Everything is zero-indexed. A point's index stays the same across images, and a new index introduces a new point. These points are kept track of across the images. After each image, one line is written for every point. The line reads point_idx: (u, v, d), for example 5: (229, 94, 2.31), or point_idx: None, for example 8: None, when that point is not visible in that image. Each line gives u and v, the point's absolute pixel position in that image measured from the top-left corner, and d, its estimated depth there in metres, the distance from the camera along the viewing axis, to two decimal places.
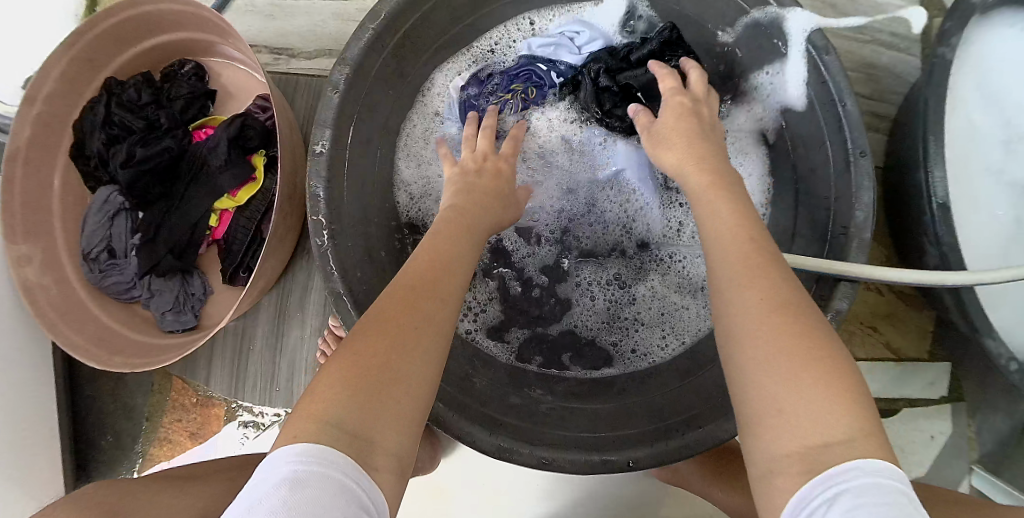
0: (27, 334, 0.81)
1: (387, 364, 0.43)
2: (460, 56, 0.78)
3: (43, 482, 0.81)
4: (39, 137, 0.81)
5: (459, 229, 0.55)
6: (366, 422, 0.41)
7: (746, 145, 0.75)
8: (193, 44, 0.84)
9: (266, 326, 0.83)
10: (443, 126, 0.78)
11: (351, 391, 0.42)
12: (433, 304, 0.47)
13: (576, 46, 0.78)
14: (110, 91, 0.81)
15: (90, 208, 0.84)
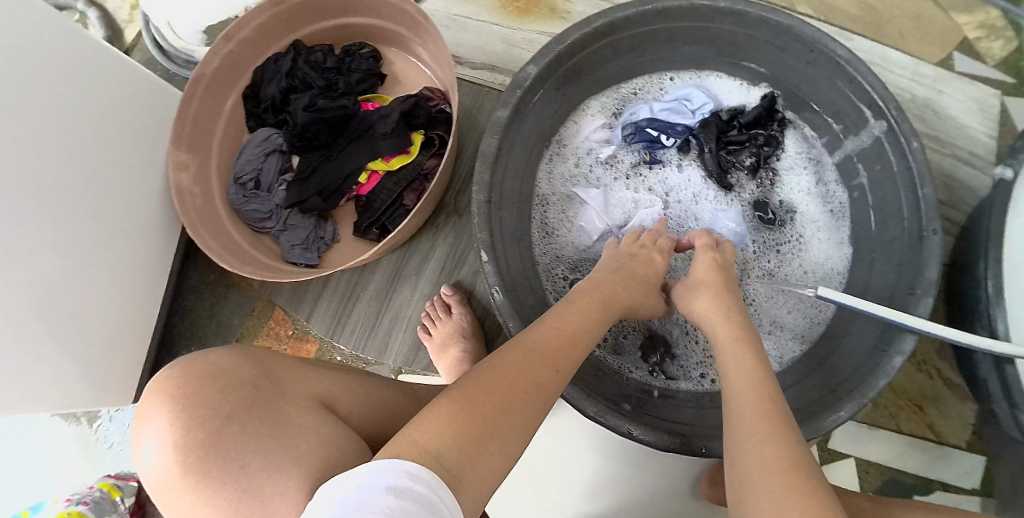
0: (154, 231, 0.91)
1: (496, 420, 0.48)
2: (611, 93, 0.90)
3: (120, 367, 0.88)
4: (223, 71, 0.94)
5: (595, 304, 0.64)
6: (462, 465, 0.44)
7: (837, 215, 0.86)
8: (377, 32, 0.97)
9: (379, 283, 0.93)
10: (585, 143, 0.90)
11: (457, 438, 0.45)
12: (550, 372, 0.54)
13: (690, 111, 0.89)
14: (298, 51, 0.95)
15: (249, 141, 0.96)
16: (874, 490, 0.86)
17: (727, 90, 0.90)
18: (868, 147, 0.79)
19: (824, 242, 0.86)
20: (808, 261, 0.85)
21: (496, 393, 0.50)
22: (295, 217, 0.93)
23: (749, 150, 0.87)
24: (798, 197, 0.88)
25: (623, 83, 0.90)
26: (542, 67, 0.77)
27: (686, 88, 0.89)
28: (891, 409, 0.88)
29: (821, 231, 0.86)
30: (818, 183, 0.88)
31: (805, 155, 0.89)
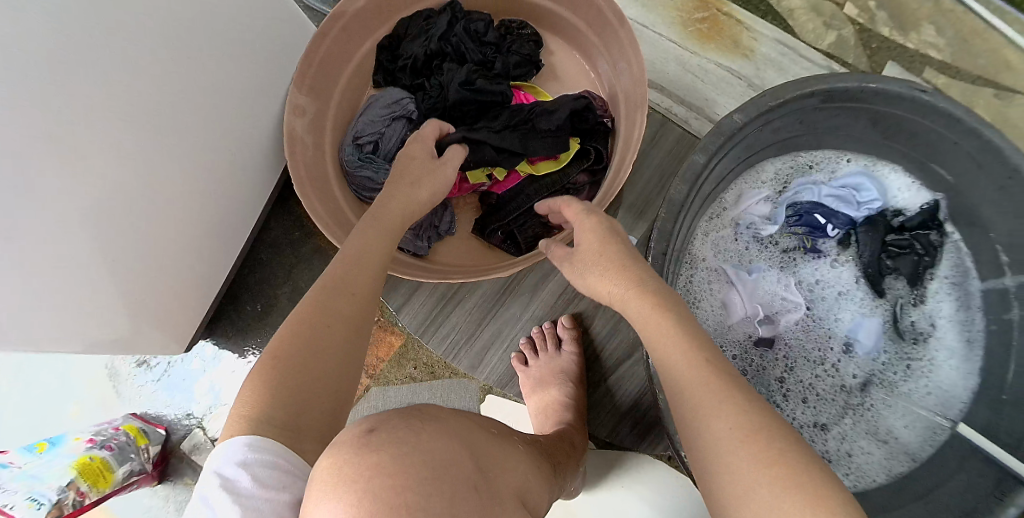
0: (244, 176, 0.84)
1: (303, 362, 0.52)
2: (782, 161, 0.82)
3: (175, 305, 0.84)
4: (365, 13, 0.80)
5: (397, 219, 0.63)
6: (293, 418, 0.50)
7: (975, 352, 0.76)
8: (545, 15, 0.86)
9: (487, 291, 0.82)
10: (750, 210, 0.82)
11: (279, 376, 0.51)
12: (346, 302, 0.56)
13: (857, 202, 0.82)
14: (455, 13, 0.82)
15: (376, 98, 0.83)
16: None
17: (902, 185, 0.80)
18: None
19: (954, 374, 0.76)
20: (931, 390, 0.77)
21: (309, 319, 0.54)
22: None
23: (905, 260, 0.79)
24: (943, 320, 0.78)
25: (797, 156, 0.82)
26: (749, 120, 0.68)
27: (858, 175, 0.81)
28: None
29: (952, 362, 0.77)
30: (963, 312, 0.77)
31: (955, 275, 0.78)
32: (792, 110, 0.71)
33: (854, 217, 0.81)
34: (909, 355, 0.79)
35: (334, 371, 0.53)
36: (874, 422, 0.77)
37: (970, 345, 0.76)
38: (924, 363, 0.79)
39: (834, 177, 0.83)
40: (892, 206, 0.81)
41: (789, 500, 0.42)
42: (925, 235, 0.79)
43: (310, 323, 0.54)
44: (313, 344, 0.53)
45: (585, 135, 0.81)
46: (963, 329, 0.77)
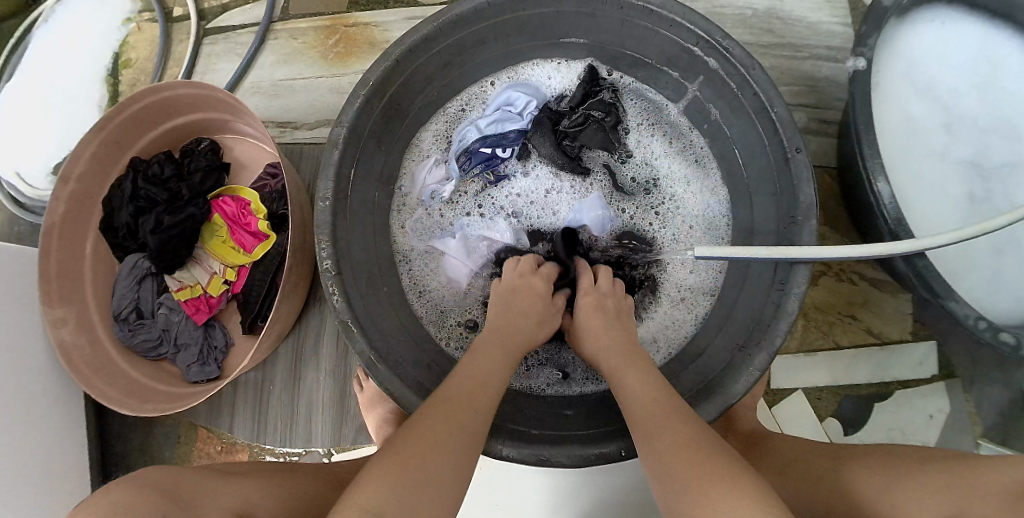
0: (60, 390, 0.87)
1: (411, 463, 0.52)
2: (436, 120, 0.88)
3: None
4: (71, 214, 0.90)
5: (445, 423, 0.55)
6: (392, 503, 0.49)
7: (704, 156, 0.85)
8: (208, 124, 0.95)
9: (283, 373, 0.89)
10: (431, 180, 0.88)
11: (374, 472, 0.52)
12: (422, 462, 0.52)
13: (517, 113, 0.88)
14: (137, 170, 0.91)
15: (119, 274, 0.92)
16: (833, 413, 0.83)
17: (560, 71, 0.90)
18: (709, 82, 0.75)
19: (694, 188, 0.85)
20: (686, 215, 0.85)
21: (441, 440, 0.54)
22: (184, 335, 0.89)
23: (590, 130, 0.87)
24: (656, 152, 0.88)
25: (453, 103, 0.88)
26: (356, 115, 0.71)
27: (504, 91, 0.88)
28: (824, 327, 0.84)
29: (692, 181, 0.86)
30: (670, 130, 0.87)
31: (646, 108, 0.88)
32: (385, 91, 0.74)
33: (528, 124, 0.89)
34: (641, 201, 0.86)
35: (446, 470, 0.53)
36: (650, 304, 0.82)
37: (693, 154, 0.86)
38: (661, 198, 0.87)
39: (484, 107, 0.90)
40: (552, 95, 0.90)
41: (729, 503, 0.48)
42: (598, 97, 0.88)
43: (446, 446, 0.54)
44: (410, 465, 0.52)
45: (277, 201, 0.90)
46: (683, 148, 0.87)
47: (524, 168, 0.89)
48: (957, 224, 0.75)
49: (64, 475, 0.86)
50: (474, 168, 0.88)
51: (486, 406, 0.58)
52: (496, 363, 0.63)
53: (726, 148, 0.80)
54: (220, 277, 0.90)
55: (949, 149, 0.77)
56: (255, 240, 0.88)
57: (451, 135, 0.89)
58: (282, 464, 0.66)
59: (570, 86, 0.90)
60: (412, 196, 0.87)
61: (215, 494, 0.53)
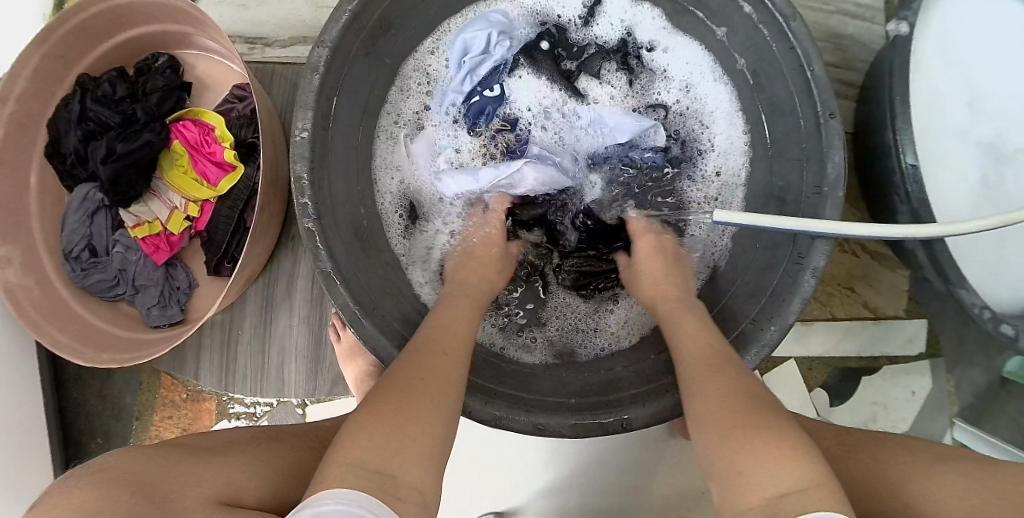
0: (8, 331, 0.80)
1: (403, 407, 0.48)
2: (407, 64, 0.79)
3: (28, 480, 0.79)
4: (12, 136, 0.80)
5: (461, 349, 0.57)
6: (387, 456, 0.44)
7: (715, 95, 0.79)
8: (166, 37, 0.84)
9: (252, 318, 0.82)
10: (410, 135, 0.81)
11: (364, 422, 0.47)
12: (448, 393, 0.51)
13: (493, 52, 0.80)
14: (84, 89, 0.81)
15: (68, 206, 0.83)
16: (822, 383, 0.83)
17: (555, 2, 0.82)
18: (738, 29, 0.70)
19: (718, 131, 0.79)
20: (711, 152, 0.80)
21: (432, 379, 0.51)
22: (141, 276, 0.81)
23: (590, 60, 0.82)
24: (664, 81, 0.81)
25: (421, 45, 0.80)
26: (342, 35, 0.64)
27: (459, 38, 0.79)
28: (823, 298, 0.83)
29: (704, 113, 0.80)
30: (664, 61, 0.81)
31: (641, 38, 0.81)
32: (375, 13, 0.67)
33: (502, 56, 0.80)
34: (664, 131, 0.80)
35: (435, 420, 0.48)
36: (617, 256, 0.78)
37: (697, 87, 0.80)
38: (687, 131, 0.81)
39: (447, 54, 0.81)
40: (546, 20, 0.83)
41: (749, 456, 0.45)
42: (588, 31, 0.83)
43: (429, 391, 0.50)
44: (409, 405, 0.48)
45: (246, 127, 0.81)
46: (690, 80, 0.80)
47: (534, 84, 0.82)
48: (966, 204, 0.72)
49: (21, 422, 0.80)
50: (465, 112, 0.81)
51: (466, 354, 0.56)
52: (469, 317, 0.62)
53: (745, 95, 0.75)
54: (181, 213, 0.81)
55: (971, 126, 0.73)
56: (220, 172, 0.80)
57: (425, 85, 0.81)
58: (261, 431, 0.62)
59: (570, 14, 0.82)
60: (400, 146, 0.80)
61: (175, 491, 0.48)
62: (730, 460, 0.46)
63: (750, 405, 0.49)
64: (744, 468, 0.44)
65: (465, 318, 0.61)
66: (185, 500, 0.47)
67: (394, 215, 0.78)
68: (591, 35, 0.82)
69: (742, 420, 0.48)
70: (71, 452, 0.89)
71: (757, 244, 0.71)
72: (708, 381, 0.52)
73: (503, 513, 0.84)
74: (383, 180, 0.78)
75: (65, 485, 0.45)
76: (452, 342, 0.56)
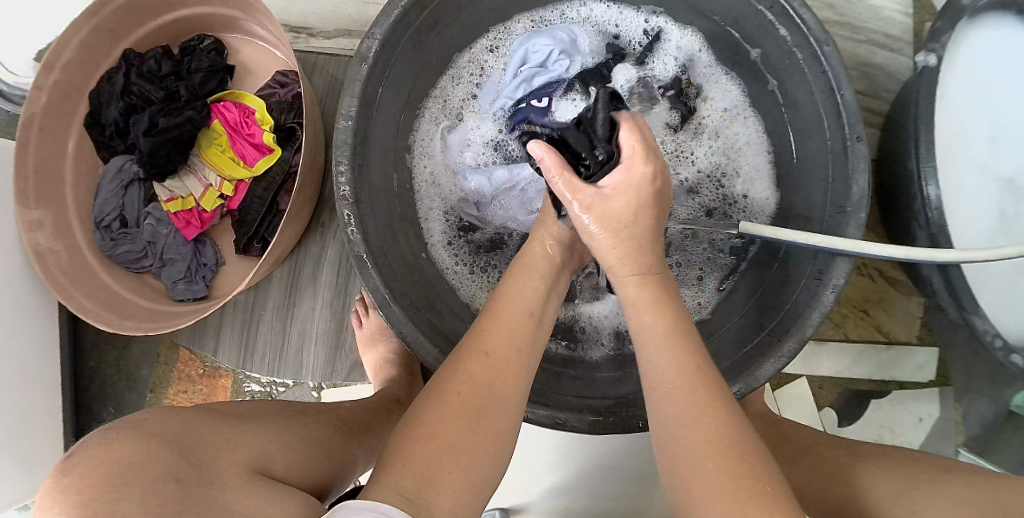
0: (34, 295, 0.81)
1: (442, 436, 0.47)
2: (461, 61, 0.82)
3: (41, 444, 0.80)
4: (55, 104, 0.81)
5: (519, 345, 0.53)
6: (423, 490, 0.44)
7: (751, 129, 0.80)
8: (214, 20, 0.86)
9: (275, 299, 0.83)
10: (452, 125, 0.83)
11: (410, 452, 0.46)
12: (497, 405, 0.50)
13: (550, 64, 0.82)
14: (129, 63, 0.82)
15: (102, 176, 0.84)
16: (831, 402, 0.85)
17: (626, 23, 0.84)
18: (772, 52, 0.72)
19: (750, 162, 0.80)
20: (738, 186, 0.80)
21: (477, 396, 0.50)
22: (171, 250, 0.82)
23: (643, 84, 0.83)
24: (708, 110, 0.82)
25: (485, 39, 0.83)
26: (391, 28, 0.66)
27: (521, 46, 0.82)
28: (837, 319, 0.84)
29: (737, 143, 0.81)
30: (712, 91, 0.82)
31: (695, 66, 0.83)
32: (424, 11, 0.69)
33: (560, 72, 0.82)
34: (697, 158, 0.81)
35: (476, 442, 0.48)
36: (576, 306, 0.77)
37: (739, 122, 0.81)
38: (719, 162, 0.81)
39: (507, 57, 0.84)
40: (607, 37, 0.85)
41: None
42: (649, 54, 0.84)
43: (474, 409, 0.49)
44: (452, 434, 0.48)
45: (285, 111, 0.82)
46: (736, 112, 0.81)
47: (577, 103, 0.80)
48: (982, 236, 0.74)
49: (37, 386, 0.81)
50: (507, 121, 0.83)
51: (516, 350, 0.53)
52: (528, 292, 0.58)
53: (775, 118, 0.78)
54: (214, 191, 0.83)
55: (990, 161, 0.75)
56: (257, 153, 0.82)
57: (478, 83, 0.84)
58: (285, 406, 0.62)
59: (635, 38, 0.84)
60: (442, 130, 0.82)
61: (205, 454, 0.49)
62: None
63: (732, 450, 0.46)
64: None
65: (524, 298, 0.57)
66: (218, 466, 0.44)
67: (421, 199, 0.80)
68: (649, 56, 0.84)
69: (731, 471, 0.45)
70: (83, 421, 0.89)
71: (778, 261, 0.73)
72: (704, 419, 0.47)
73: (509, 510, 0.84)
74: (418, 165, 0.80)
75: (100, 439, 0.41)
76: (500, 337, 0.53)
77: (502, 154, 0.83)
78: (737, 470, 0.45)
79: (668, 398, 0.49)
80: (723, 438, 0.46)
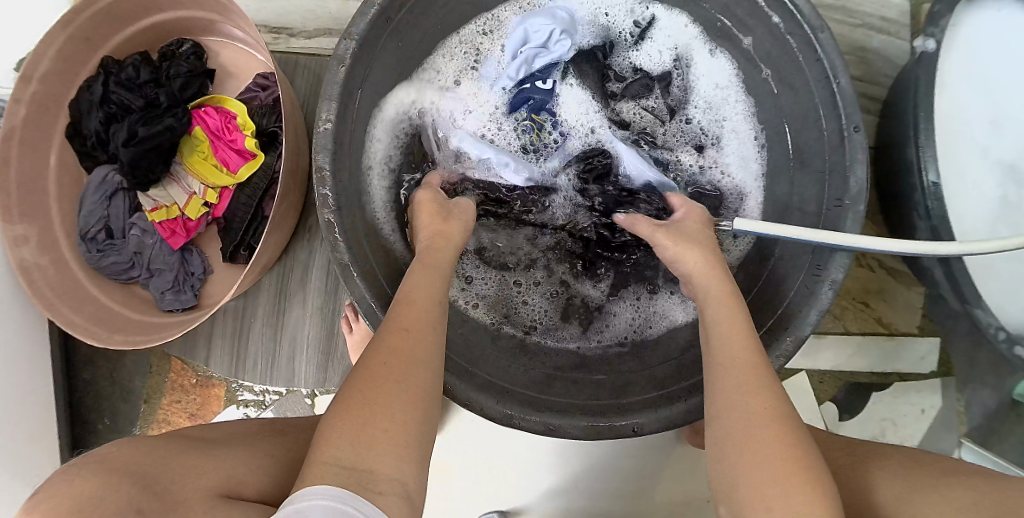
0: (23, 312, 0.80)
1: (372, 402, 0.48)
2: (455, 49, 0.80)
3: (36, 459, 0.80)
4: (34, 115, 0.80)
5: (427, 316, 0.54)
6: (364, 456, 0.45)
7: (740, 119, 0.79)
8: (191, 23, 0.84)
9: (265, 306, 0.82)
10: (439, 108, 0.79)
11: (341, 422, 0.47)
12: (419, 373, 0.51)
13: (552, 51, 0.80)
14: (107, 71, 0.81)
15: (86, 187, 0.83)
16: (831, 396, 0.83)
17: (615, 15, 0.82)
18: (766, 40, 0.70)
19: (737, 153, 0.79)
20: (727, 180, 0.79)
21: (399, 366, 0.50)
22: (157, 260, 0.81)
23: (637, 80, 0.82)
24: (700, 103, 0.81)
25: (472, 23, 0.80)
26: (369, 29, 0.64)
27: (519, 27, 0.80)
28: (837, 311, 0.83)
29: (731, 133, 0.80)
30: (710, 80, 0.80)
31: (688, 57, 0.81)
32: (402, 8, 0.67)
33: (561, 54, 0.81)
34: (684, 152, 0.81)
35: (407, 407, 0.49)
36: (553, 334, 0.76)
37: (733, 111, 0.79)
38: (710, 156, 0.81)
39: (505, 40, 0.81)
40: (603, 27, 0.83)
41: (776, 491, 0.46)
42: (643, 45, 0.83)
43: (399, 378, 0.49)
44: (379, 403, 0.48)
45: (268, 116, 0.81)
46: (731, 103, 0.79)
47: (572, 89, 0.82)
48: (984, 224, 0.72)
49: (30, 402, 0.81)
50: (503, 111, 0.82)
51: (430, 321, 0.54)
52: (432, 280, 0.58)
53: (768, 106, 0.75)
54: (199, 199, 0.82)
55: (992, 146, 0.73)
56: (241, 159, 0.80)
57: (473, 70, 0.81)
58: (268, 425, 0.64)
59: (623, 29, 0.83)
60: (436, 113, 0.79)
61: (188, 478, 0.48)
62: (760, 495, 0.46)
63: (788, 435, 0.48)
64: (777, 504, 0.45)
65: (428, 283, 0.57)
66: (185, 493, 0.48)
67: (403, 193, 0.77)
68: (641, 47, 0.83)
69: (789, 451, 0.47)
70: (79, 433, 0.89)
71: (773, 256, 0.71)
72: (752, 399, 0.51)
73: (506, 513, 0.84)
74: (405, 155, 0.78)
75: (66, 475, 0.45)
76: (415, 314, 0.54)
77: (501, 136, 0.81)
78: (798, 461, 0.47)
79: (725, 369, 0.53)
80: (778, 412, 0.50)
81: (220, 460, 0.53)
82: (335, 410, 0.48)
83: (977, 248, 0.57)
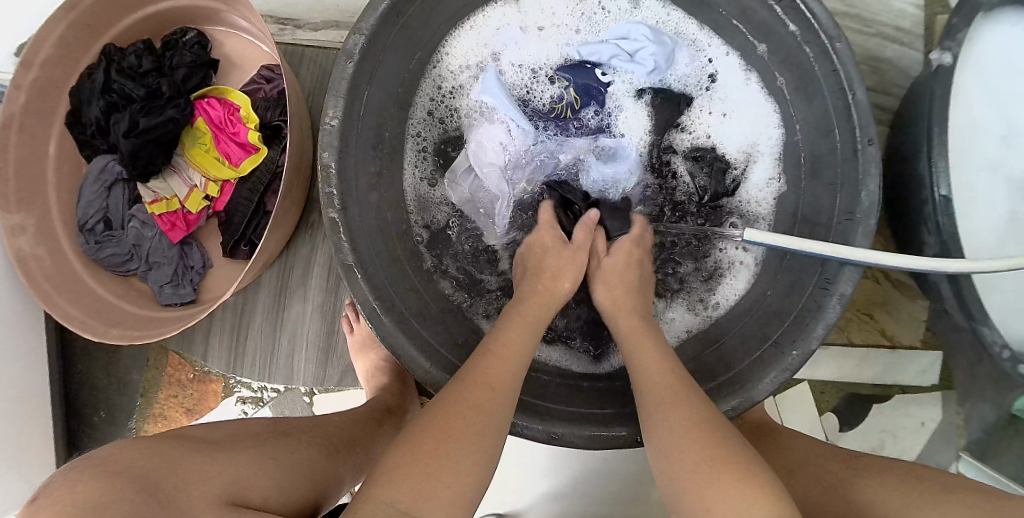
0: (19, 302, 0.79)
1: (435, 454, 0.47)
2: (512, 38, 0.80)
3: (29, 451, 0.79)
4: (34, 102, 0.78)
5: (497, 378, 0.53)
6: (415, 508, 0.44)
7: (762, 148, 0.77)
8: (196, 12, 0.83)
9: (265, 301, 0.81)
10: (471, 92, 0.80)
11: (397, 469, 0.46)
12: (480, 432, 0.49)
13: (629, 55, 0.78)
14: (109, 59, 0.79)
15: (85, 177, 0.82)
16: (833, 407, 0.83)
17: (699, 51, 0.79)
18: (783, 48, 0.69)
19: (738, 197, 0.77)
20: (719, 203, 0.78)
21: (468, 424, 0.49)
22: (156, 253, 0.80)
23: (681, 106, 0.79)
24: (739, 142, 0.78)
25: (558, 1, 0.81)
26: (377, 23, 0.62)
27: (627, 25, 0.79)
28: (841, 322, 0.82)
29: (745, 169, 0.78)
30: (760, 119, 0.77)
31: (750, 94, 0.77)
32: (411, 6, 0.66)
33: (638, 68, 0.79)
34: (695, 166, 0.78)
35: (467, 471, 0.47)
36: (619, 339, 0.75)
37: (758, 144, 0.77)
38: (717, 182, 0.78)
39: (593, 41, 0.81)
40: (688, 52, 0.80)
41: (719, 478, 0.46)
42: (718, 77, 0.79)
43: (463, 439, 0.48)
44: (435, 453, 0.47)
45: (272, 109, 0.80)
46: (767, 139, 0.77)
47: (632, 104, 0.80)
48: (992, 240, 0.71)
49: (26, 393, 0.80)
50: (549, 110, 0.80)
51: (510, 382, 0.53)
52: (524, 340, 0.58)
53: (782, 113, 0.75)
54: (200, 192, 0.81)
55: (1002, 161, 0.72)
56: (243, 153, 0.79)
57: (526, 70, 0.81)
58: (272, 427, 0.63)
59: (701, 72, 0.80)
60: (472, 67, 0.80)
61: (185, 481, 0.48)
62: (702, 492, 0.47)
63: (718, 438, 0.50)
64: (705, 496, 0.47)
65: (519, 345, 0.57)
66: (187, 502, 0.47)
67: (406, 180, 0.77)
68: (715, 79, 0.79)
69: (718, 453, 0.48)
70: (74, 425, 0.89)
71: (782, 267, 0.71)
72: (674, 407, 0.52)
73: (505, 516, 0.83)
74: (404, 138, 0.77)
75: (67, 477, 0.44)
76: (496, 373, 0.53)
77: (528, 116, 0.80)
78: (712, 450, 0.49)
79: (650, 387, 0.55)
80: (695, 419, 0.51)
81: (219, 461, 0.53)
82: (390, 459, 0.47)
83: (988, 265, 0.57)
